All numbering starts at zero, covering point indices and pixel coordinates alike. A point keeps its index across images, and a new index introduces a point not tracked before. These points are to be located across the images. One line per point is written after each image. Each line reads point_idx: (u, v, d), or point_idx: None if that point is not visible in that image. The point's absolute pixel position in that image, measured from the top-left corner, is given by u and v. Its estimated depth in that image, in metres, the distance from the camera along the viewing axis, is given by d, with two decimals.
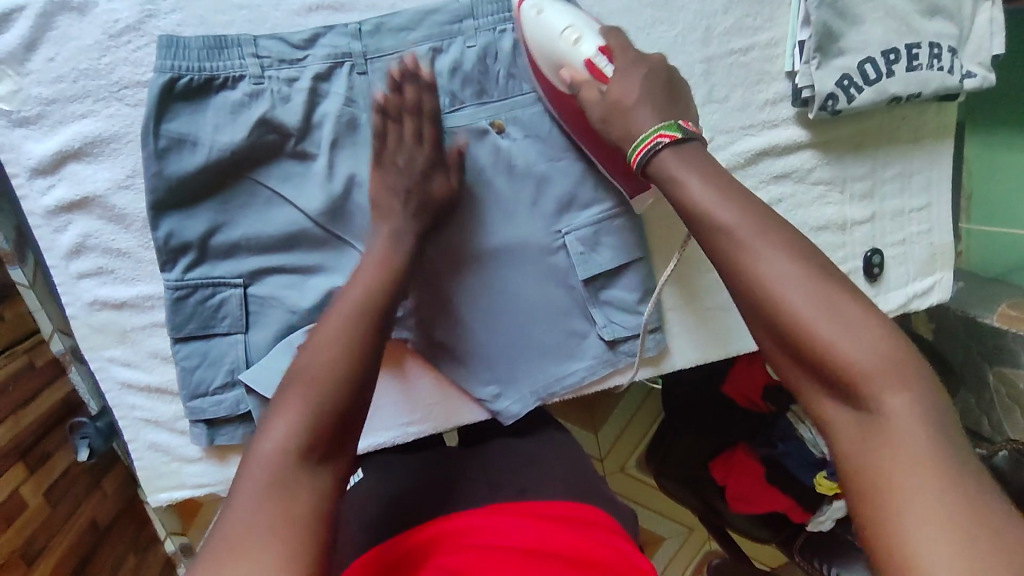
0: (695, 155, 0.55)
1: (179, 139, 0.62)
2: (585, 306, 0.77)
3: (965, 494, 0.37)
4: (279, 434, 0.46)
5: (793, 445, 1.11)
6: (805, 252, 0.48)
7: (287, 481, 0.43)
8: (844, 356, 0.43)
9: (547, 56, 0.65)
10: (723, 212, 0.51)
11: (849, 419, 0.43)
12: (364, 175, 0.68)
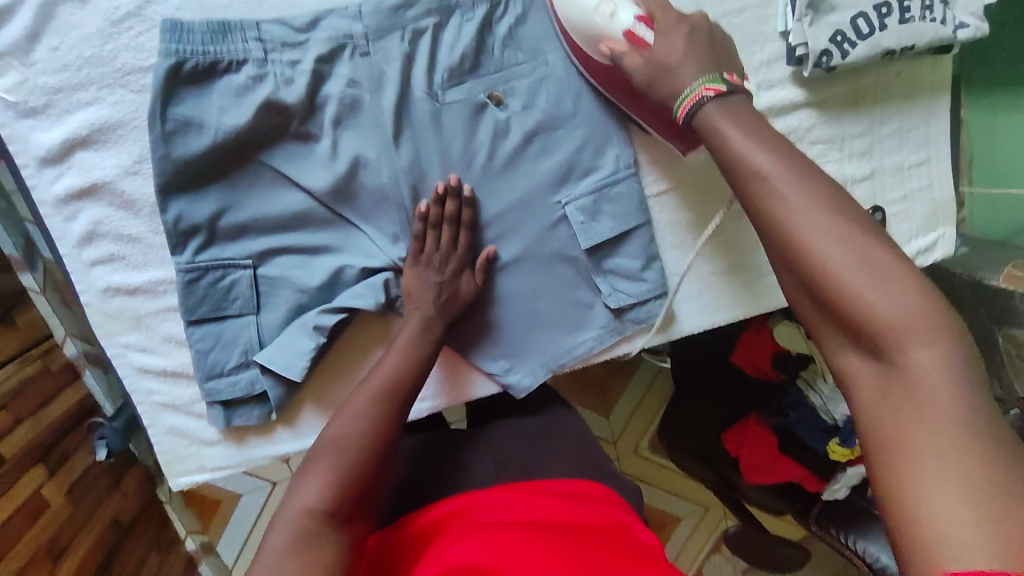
0: (739, 105, 0.52)
1: (186, 122, 0.63)
2: (589, 275, 0.78)
3: (988, 452, 0.36)
4: (308, 499, 0.52)
5: (804, 414, 1.11)
6: (841, 200, 0.46)
7: (310, 541, 0.49)
8: (875, 310, 0.41)
9: (588, 32, 0.65)
10: (759, 158, 0.48)
11: (871, 377, 0.42)
12: (369, 154, 0.68)
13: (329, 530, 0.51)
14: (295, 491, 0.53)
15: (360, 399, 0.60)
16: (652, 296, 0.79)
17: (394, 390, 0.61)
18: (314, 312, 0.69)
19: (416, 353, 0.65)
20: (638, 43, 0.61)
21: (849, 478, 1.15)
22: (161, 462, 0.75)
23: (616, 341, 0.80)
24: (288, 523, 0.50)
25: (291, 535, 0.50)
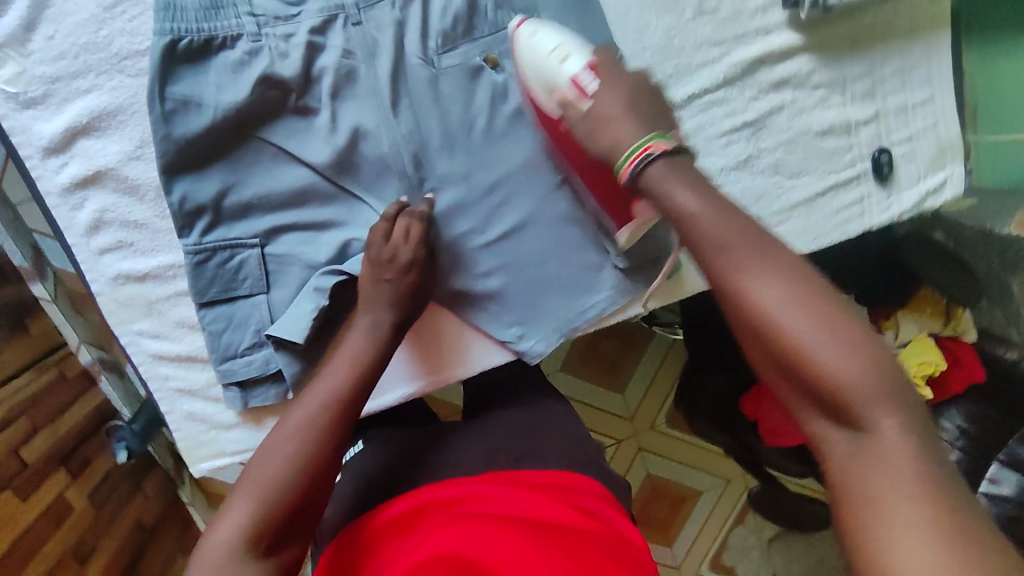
0: (684, 164, 0.53)
1: (185, 101, 0.63)
2: (597, 237, 0.77)
3: (954, 513, 0.38)
4: (234, 523, 0.53)
5: None
6: (802, 271, 0.46)
7: (232, 570, 0.51)
8: (841, 380, 0.42)
9: (538, 77, 0.65)
10: (716, 226, 0.49)
11: (841, 442, 0.43)
12: (368, 124, 0.68)
13: (252, 561, 0.52)
14: (223, 514, 0.54)
15: (301, 420, 0.59)
16: (662, 254, 0.78)
17: (341, 410, 0.60)
18: (321, 274, 0.68)
19: (362, 367, 0.63)
20: (580, 96, 0.61)
21: None
22: (181, 449, 0.75)
23: (629, 301, 0.79)
24: (214, 550, 0.52)
25: (215, 562, 0.51)
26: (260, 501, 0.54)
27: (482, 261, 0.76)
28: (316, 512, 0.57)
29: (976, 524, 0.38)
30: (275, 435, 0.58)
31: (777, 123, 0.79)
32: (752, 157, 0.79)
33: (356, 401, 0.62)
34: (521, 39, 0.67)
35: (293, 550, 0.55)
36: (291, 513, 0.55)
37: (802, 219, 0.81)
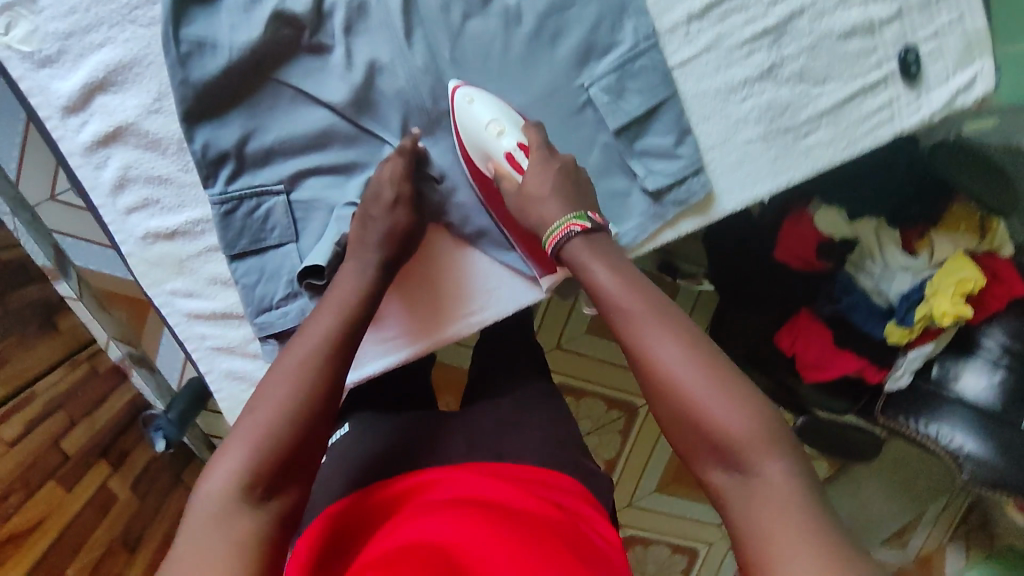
0: (604, 241, 0.62)
1: (199, 43, 0.62)
2: (623, 161, 0.76)
3: (830, 541, 0.44)
4: (228, 474, 0.47)
5: (858, 296, 1.14)
6: (695, 337, 0.54)
7: (228, 523, 0.45)
8: (729, 430, 0.49)
9: (474, 146, 0.69)
10: (626, 299, 0.57)
11: (734, 488, 0.49)
12: (383, 59, 0.67)
13: (248, 510, 0.46)
14: (212, 467, 0.48)
15: (297, 360, 0.54)
16: (690, 173, 0.76)
17: (338, 350, 0.56)
18: (348, 211, 0.67)
19: (358, 306, 0.60)
20: (517, 172, 0.68)
21: (912, 361, 1.15)
22: (224, 409, 0.74)
23: (659, 228, 0.79)
24: (206, 505, 0.46)
25: (209, 515, 0.46)
26: (257, 446, 0.49)
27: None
28: (314, 461, 0.52)
29: (847, 552, 0.43)
30: (267, 379, 0.53)
31: (798, 28, 0.76)
32: (775, 66, 0.77)
33: (351, 343, 0.58)
34: (460, 105, 0.68)
35: (294, 498, 0.50)
36: (293, 456, 0.50)
37: (831, 128, 0.79)
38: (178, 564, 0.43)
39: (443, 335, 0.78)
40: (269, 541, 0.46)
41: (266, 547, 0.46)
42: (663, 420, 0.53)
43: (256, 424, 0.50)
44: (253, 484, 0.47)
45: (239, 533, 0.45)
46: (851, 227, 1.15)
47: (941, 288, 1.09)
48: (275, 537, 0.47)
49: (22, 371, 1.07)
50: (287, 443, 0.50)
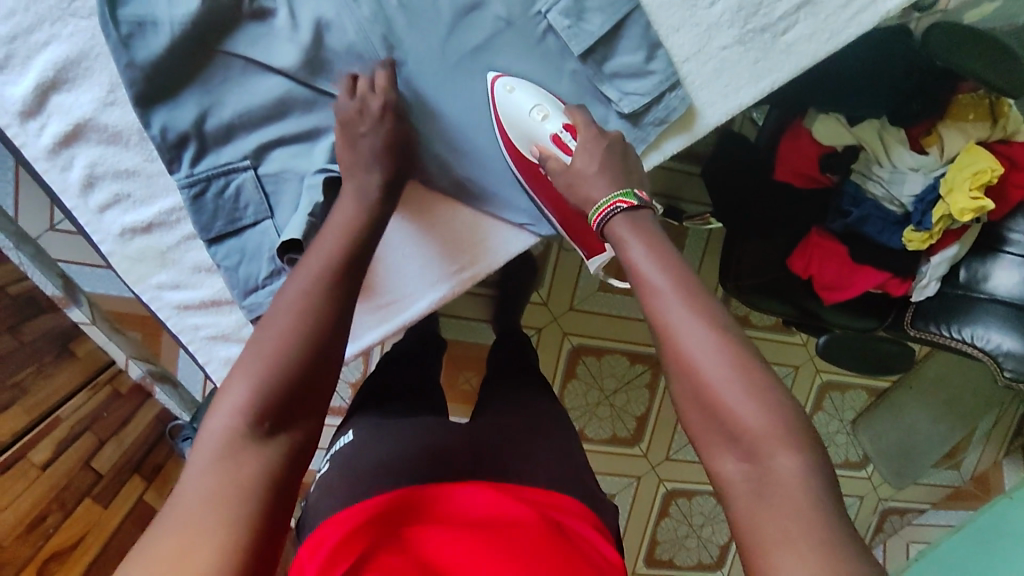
0: (643, 218, 0.59)
1: (138, 22, 0.60)
2: (594, 87, 0.74)
3: (838, 545, 0.40)
4: (234, 406, 0.47)
5: (869, 207, 1.11)
6: (724, 323, 0.51)
7: (234, 455, 0.44)
8: (749, 417, 0.46)
9: (518, 132, 0.71)
10: (656, 274, 0.54)
11: (747, 477, 0.45)
12: (329, 14, 0.66)
13: (253, 444, 0.45)
14: (219, 401, 0.47)
15: (297, 294, 0.53)
16: (666, 89, 0.73)
17: (343, 282, 0.55)
18: (316, 174, 0.66)
19: (355, 232, 0.58)
20: (563, 152, 0.70)
21: (936, 269, 1.14)
22: None
23: (642, 155, 0.77)
24: (212, 438, 0.45)
25: (213, 448, 0.45)
26: (262, 379, 0.48)
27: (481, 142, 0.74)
28: (323, 397, 0.51)
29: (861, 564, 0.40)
30: (272, 313, 0.52)
31: None
32: None
33: (351, 278, 0.56)
34: (501, 97, 0.71)
35: (301, 434, 0.49)
36: (298, 390, 0.49)
37: (811, 20, 0.72)
38: (182, 499, 0.42)
39: (437, 297, 0.76)
40: (274, 475, 0.45)
41: (272, 483, 0.44)
42: (680, 400, 0.50)
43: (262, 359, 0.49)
44: (259, 422, 0.46)
45: (240, 468, 0.44)
46: (852, 133, 1.09)
47: (957, 183, 1.04)
48: (280, 472, 0.45)
49: (45, 399, 1.08)
50: (291, 379, 0.49)
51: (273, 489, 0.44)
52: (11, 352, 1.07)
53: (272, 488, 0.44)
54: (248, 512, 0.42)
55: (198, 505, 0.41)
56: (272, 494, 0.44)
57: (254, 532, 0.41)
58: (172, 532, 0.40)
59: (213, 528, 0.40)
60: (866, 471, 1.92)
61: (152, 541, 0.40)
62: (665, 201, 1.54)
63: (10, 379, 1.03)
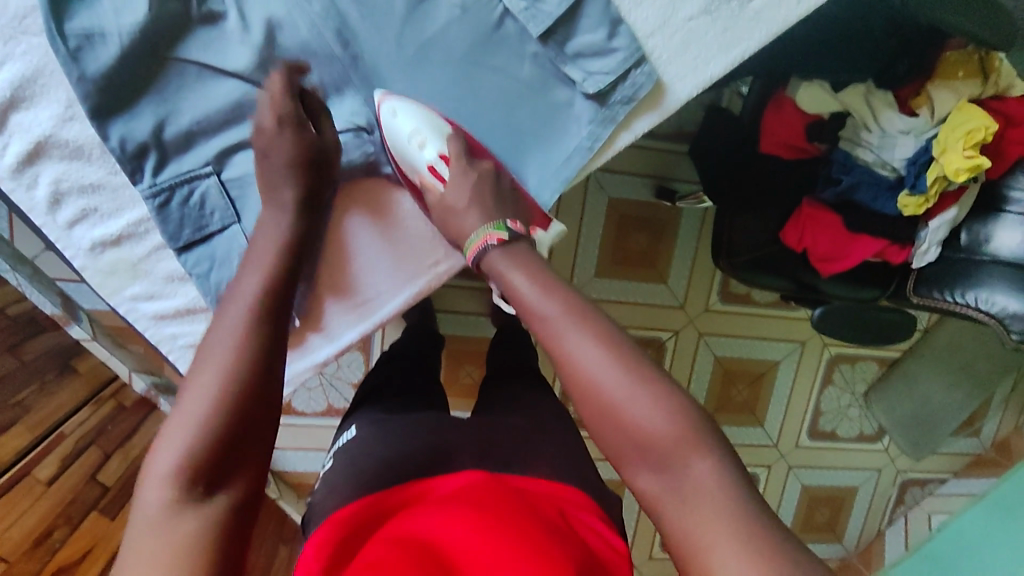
0: (519, 247, 0.64)
1: (87, 34, 0.60)
2: (557, 69, 0.72)
3: (762, 539, 0.44)
4: (163, 471, 0.46)
5: (859, 173, 1.09)
6: (614, 340, 0.54)
7: (178, 515, 0.45)
8: (655, 428, 0.50)
9: (401, 157, 0.74)
10: (546, 305, 0.57)
11: (667, 488, 0.48)
12: (279, 13, 0.66)
13: (195, 503, 0.46)
14: (154, 464, 0.48)
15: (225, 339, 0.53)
16: (631, 66, 0.71)
17: (270, 323, 0.56)
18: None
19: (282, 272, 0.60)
20: (439, 180, 0.73)
21: (935, 234, 1.12)
22: None
23: (614, 134, 0.75)
24: (147, 510, 0.45)
25: (155, 519, 0.44)
26: (194, 440, 0.48)
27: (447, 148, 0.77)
28: (266, 440, 0.51)
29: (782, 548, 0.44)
30: (201, 363, 0.52)
31: None
32: None
33: (278, 313, 0.57)
34: (386, 120, 0.72)
35: (244, 486, 0.49)
36: (235, 435, 0.49)
37: None
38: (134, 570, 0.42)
39: (413, 293, 0.76)
40: (224, 529, 0.45)
41: (219, 537, 0.45)
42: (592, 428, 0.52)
43: (192, 414, 0.49)
44: (193, 482, 0.46)
45: (187, 531, 0.44)
46: (839, 99, 1.07)
47: (950, 143, 1.00)
48: (231, 524, 0.46)
49: (48, 417, 1.10)
50: (229, 424, 0.49)
51: (223, 538, 0.45)
52: (12, 373, 1.09)
53: (222, 536, 0.45)
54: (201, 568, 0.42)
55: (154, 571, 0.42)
56: (225, 542, 0.45)
57: None
58: None
59: None
60: (881, 444, 1.93)
61: None
62: (656, 182, 1.53)
63: (12, 399, 1.05)
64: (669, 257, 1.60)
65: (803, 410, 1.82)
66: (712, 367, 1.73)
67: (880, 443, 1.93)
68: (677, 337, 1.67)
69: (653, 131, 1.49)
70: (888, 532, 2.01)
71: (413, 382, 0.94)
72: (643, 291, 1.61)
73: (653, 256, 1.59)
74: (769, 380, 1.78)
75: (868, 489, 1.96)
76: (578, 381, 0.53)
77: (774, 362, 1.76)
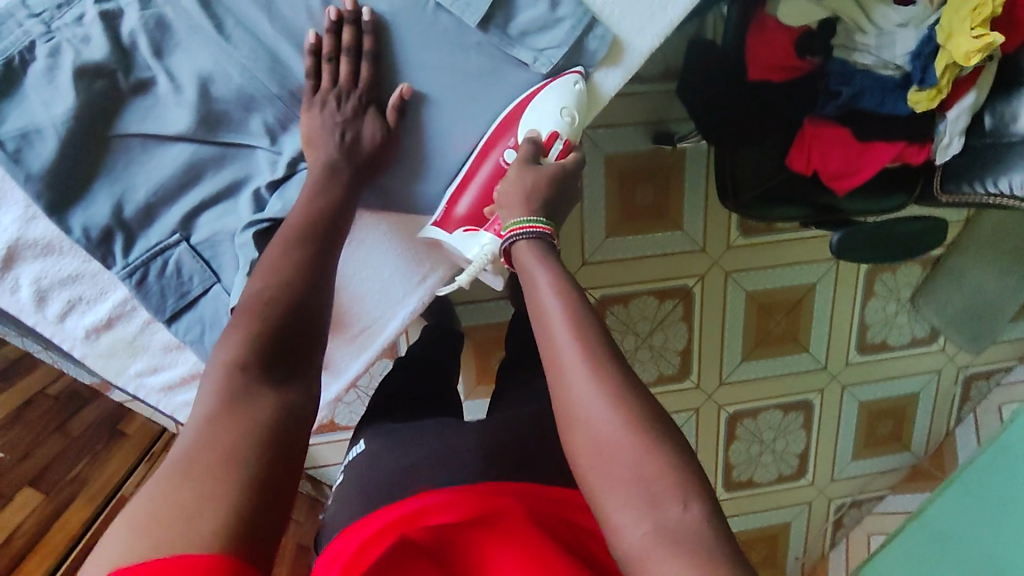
0: (549, 249, 0.60)
1: (23, 133, 0.58)
2: (504, 54, 0.68)
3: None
4: (225, 361, 0.49)
5: (859, 82, 1.02)
6: (624, 385, 0.51)
7: (236, 397, 0.47)
8: (644, 465, 0.47)
9: (542, 108, 0.68)
10: (553, 310, 0.55)
11: (647, 527, 0.45)
12: (209, 67, 0.62)
13: (252, 390, 0.48)
14: (214, 357, 0.50)
15: (271, 258, 0.57)
16: (581, 33, 0.66)
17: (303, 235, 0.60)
18: (244, 230, 0.65)
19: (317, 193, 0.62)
20: (548, 153, 0.68)
21: (955, 124, 1.05)
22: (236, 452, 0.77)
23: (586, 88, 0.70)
24: (207, 391, 0.48)
25: (213, 407, 0.46)
26: (244, 342, 0.50)
27: (451, 156, 0.73)
28: (314, 346, 0.54)
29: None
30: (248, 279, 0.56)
31: None
32: None
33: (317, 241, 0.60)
34: (565, 82, 0.68)
35: (297, 390, 0.50)
36: (285, 342, 0.52)
37: None
38: (189, 442, 0.44)
39: (409, 311, 0.77)
40: (277, 421, 0.47)
41: (272, 426, 0.46)
42: (579, 451, 0.50)
43: (244, 318, 0.52)
44: (252, 375, 0.49)
45: (244, 416, 0.46)
46: (823, 6, 1.01)
47: (956, 27, 0.93)
48: (284, 418, 0.47)
49: (106, 482, 1.17)
50: (277, 327, 0.52)
51: (273, 428, 0.46)
52: (64, 451, 1.16)
53: (272, 426, 0.46)
54: (250, 448, 0.44)
55: (207, 445, 0.44)
56: (275, 431, 0.46)
57: (263, 465, 0.44)
58: (182, 470, 0.42)
59: (223, 468, 0.42)
60: (936, 344, 1.85)
61: (159, 480, 0.42)
62: (653, 128, 1.46)
63: (67, 476, 1.13)
64: (680, 202, 1.54)
65: (848, 326, 1.76)
66: (745, 303, 1.68)
67: (936, 344, 1.85)
68: (702, 281, 1.62)
69: (640, 76, 1.41)
70: (958, 431, 1.96)
71: (433, 390, 0.93)
72: (660, 242, 1.56)
73: (664, 204, 1.53)
74: (808, 304, 1.72)
75: (930, 392, 1.90)
76: (564, 404, 0.52)
77: (809, 285, 1.70)
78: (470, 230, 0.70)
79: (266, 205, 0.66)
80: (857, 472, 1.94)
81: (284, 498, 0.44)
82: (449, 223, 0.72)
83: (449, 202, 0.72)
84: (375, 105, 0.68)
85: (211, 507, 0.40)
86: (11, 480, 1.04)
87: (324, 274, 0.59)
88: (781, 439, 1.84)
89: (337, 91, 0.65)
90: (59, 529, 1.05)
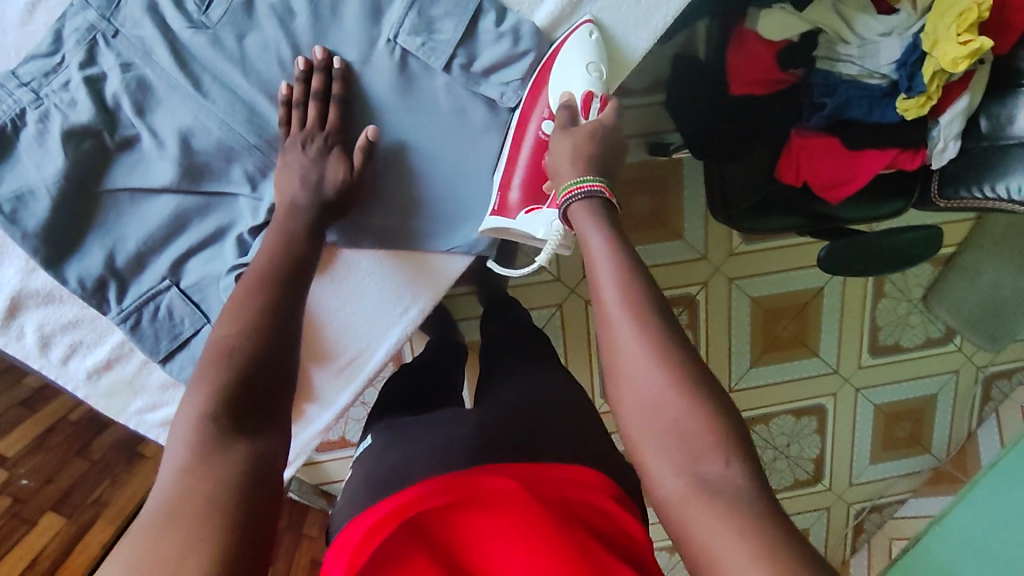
0: (605, 212, 0.58)
1: (16, 195, 0.63)
2: (472, 92, 0.70)
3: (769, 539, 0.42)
4: (193, 413, 0.50)
5: (844, 93, 1.01)
6: (669, 341, 0.51)
7: (204, 446, 0.48)
8: (685, 424, 0.47)
9: (562, 67, 0.66)
10: (609, 281, 0.54)
11: (685, 482, 0.46)
12: (188, 121, 0.66)
13: (222, 438, 0.49)
14: (180, 411, 0.51)
15: (238, 304, 0.59)
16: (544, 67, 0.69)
17: (268, 284, 0.61)
18: (229, 274, 0.68)
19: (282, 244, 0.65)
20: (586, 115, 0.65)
21: (949, 128, 1.03)
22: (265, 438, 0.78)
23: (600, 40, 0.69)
24: (176, 445, 0.49)
25: (186, 459, 0.47)
26: (209, 392, 0.51)
27: (431, 194, 0.75)
28: (281, 389, 0.55)
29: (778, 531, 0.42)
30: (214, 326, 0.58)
31: None
32: None
33: (278, 285, 0.62)
34: (581, 35, 0.67)
35: (268, 435, 0.51)
36: (253, 389, 0.53)
37: None
38: (159, 498, 0.45)
39: (393, 342, 0.79)
40: (253, 467, 0.48)
41: (248, 473, 0.47)
42: (632, 415, 0.50)
43: (209, 369, 0.53)
44: (223, 424, 0.50)
45: (219, 463, 0.47)
46: (804, 19, 0.98)
47: (941, 34, 0.93)
48: (261, 463, 0.48)
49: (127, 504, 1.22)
50: (241, 376, 0.53)
51: (247, 473, 0.47)
52: (85, 475, 1.21)
53: (246, 471, 0.47)
54: (222, 495, 0.45)
55: (178, 498, 0.45)
56: (249, 475, 0.47)
57: (237, 512, 0.44)
58: (155, 524, 0.43)
59: (198, 516, 0.43)
60: (953, 344, 1.81)
61: (131, 539, 0.43)
62: (647, 139, 1.42)
63: (89, 499, 1.18)
64: (679, 213, 1.54)
65: (859, 329, 1.74)
66: (751, 310, 1.67)
67: (952, 344, 1.82)
68: (706, 288, 1.61)
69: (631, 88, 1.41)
70: (981, 431, 1.91)
71: None
72: (661, 252, 1.56)
73: (664, 213, 1.54)
74: (815, 308, 1.70)
75: (949, 394, 1.86)
76: (617, 374, 0.52)
77: (816, 288, 1.68)
78: (531, 211, 0.68)
79: (249, 249, 0.70)
80: (877, 475, 1.91)
81: (262, 541, 0.45)
82: (508, 210, 0.70)
83: (502, 190, 0.71)
84: (342, 144, 0.70)
85: (190, 555, 0.41)
86: (35, 505, 1.12)
87: (290, 317, 0.60)
88: (795, 444, 1.82)
89: (304, 133, 0.67)
90: (81, 550, 1.12)
